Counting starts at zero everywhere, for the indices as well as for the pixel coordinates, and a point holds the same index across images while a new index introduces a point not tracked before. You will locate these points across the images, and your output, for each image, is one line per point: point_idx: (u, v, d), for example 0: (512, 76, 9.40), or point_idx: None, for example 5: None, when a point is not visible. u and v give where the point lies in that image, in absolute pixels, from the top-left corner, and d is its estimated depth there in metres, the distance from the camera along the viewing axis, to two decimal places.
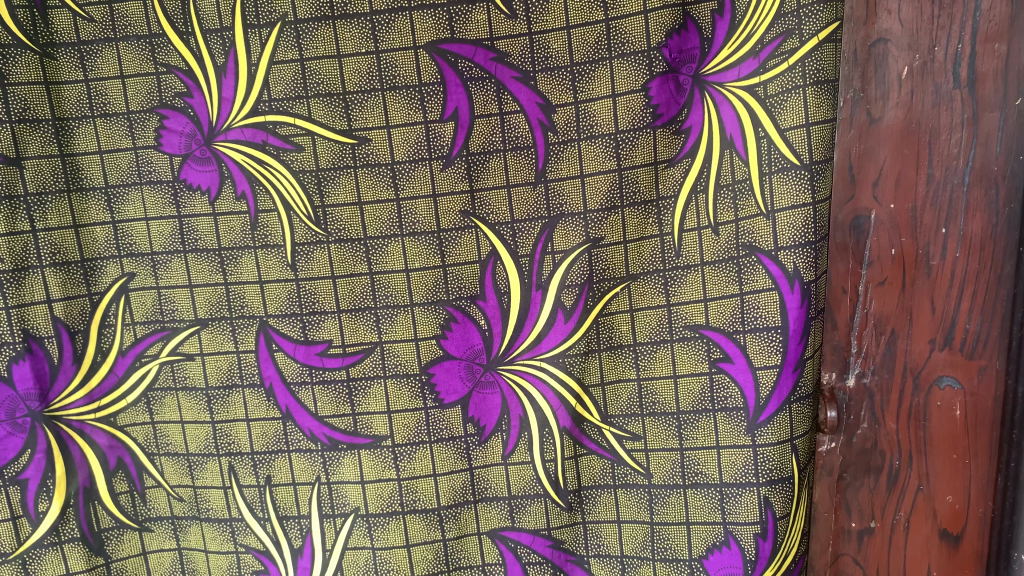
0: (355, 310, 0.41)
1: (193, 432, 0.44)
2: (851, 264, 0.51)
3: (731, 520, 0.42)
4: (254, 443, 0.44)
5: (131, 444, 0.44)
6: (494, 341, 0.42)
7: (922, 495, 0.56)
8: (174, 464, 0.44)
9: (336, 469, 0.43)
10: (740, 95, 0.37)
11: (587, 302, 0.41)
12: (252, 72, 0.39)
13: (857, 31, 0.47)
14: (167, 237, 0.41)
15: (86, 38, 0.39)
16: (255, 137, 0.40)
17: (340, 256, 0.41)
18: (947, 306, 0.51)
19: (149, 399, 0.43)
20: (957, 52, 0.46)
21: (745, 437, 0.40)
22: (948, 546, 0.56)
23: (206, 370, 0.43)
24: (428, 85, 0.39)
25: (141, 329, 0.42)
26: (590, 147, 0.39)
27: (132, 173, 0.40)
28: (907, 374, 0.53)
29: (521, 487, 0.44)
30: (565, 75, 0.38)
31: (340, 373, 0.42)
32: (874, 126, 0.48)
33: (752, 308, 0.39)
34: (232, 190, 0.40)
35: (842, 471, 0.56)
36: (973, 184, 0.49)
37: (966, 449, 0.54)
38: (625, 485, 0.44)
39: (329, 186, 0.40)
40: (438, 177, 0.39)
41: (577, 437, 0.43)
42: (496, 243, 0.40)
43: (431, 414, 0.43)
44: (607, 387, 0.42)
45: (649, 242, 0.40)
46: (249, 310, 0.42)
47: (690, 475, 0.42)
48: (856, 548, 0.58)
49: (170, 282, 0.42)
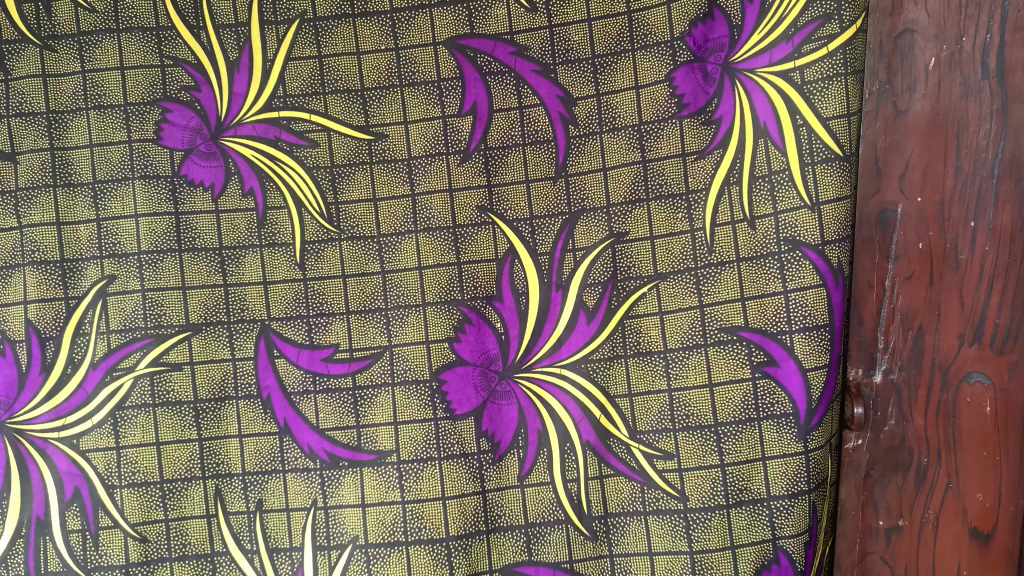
0: (364, 312, 0.39)
1: (173, 453, 0.41)
2: (877, 259, 0.50)
3: (782, 535, 0.39)
4: (245, 463, 0.40)
5: (89, 473, 0.40)
6: (511, 347, 0.38)
7: (952, 494, 0.52)
8: (139, 497, 0.41)
9: (334, 491, 0.40)
10: (774, 82, 0.36)
11: (610, 302, 0.38)
12: (267, 68, 0.39)
13: (883, 22, 0.49)
14: (161, 235, 0.40)
15: (86, 29, 0.40)
16: (268, 132, 0.39)
17: (351, 254, 0.38)
18: (977, 300, 0.50)
19: (117, 420, 0.40)
20: (986, 42, 0.48)
21: (798, 444, 0.38)
22: (978, 547, 0.52)
23: (196, 382, 0.40)
24: (447, 81, 0.38)
25: (117, 339, 0.40)
26: (612, 139, 0.37)
27: (125, 166, 0.40)
28: (934, 370, 0.51)
29: (540, 511, 0.39)
30: (586, 68, 0.37)
31: (345, 381, 0.39)
32: (900, 119, 0.49)
33: (797, 306, 0.37)
34: (239, 186, 0.39)
35: (869, 468, 0.53)
36: (1004, 176, 0.48)
37: (996, 446, 0.51)
38: (656, 512, 0.39)
39: (343, 184, 0.38)
40: (455, 172, 0.38)
41: (602, 453, 0.39)
42: (513, 239, 0.38)
43: (442, 427, 0.39)
44: (635, 399, 0.38)
45: (679, 240, 0.37)
46: (249, 314, 0.39)
47: (735, 494, 0.38)
48: (884, 548, 0.54)
49: (158, 285, 0.40)
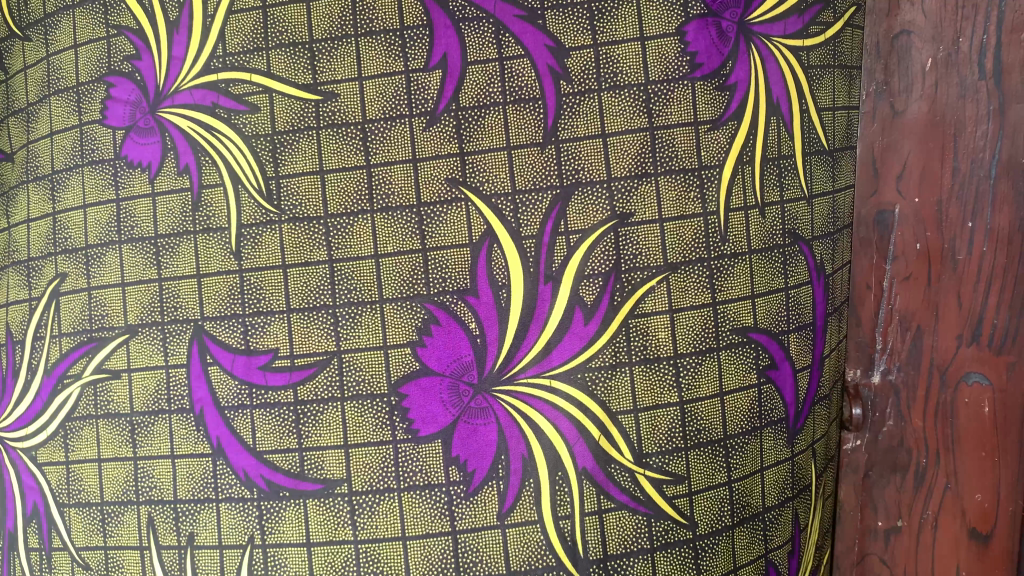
0: (306, 310, 0.33)
1: (111, 474, 0.34)
2: (874, 259, 0.46)
3: (773, 547, 0.36)
4: (178, 489, 0.34)
5: (44, 486, 0.35)
6: (488, 354, 0.33)
7: (950, 496, 0.48)
8: (86, 518, 0.35)
9: (275, 527, 0.34)
10: (786, 54, 0.33)
11: (612, 297, 0.32)
12: (206, 25, 0.33)
13: (879, 22, 0.44)
14: (103, 225, 0.34)
15: (51, 10, 0.35)
16: (205, 99, 0.33)
17: (293, 240, 0.33)
18: (975, 299, 0.45)
19: (67, 433, 0.35)
20: (983, 42, 0.43)
21: (786, 449, 0.35)
22: (977, 548, 0.48)
23: (133, 392, 0.34)
24: (411, 28, 0.32)
25: (66, 343, 0.34)
26: (613, 101, 0.32)
27: (74, 153, 0.34)
28: (932, 372, 0.47)
29: (525, 560, 0.34)
30: (581, 15, 0.32)
31: (286, 395, 0.33)
32: (897, 119, 0.45)
33: (794, 305, 0.34)
34: (174, 163, 0.33)
35: (867, 470, 0.49)
36: (1001, 176, 0.44)
37: (995, 447, 0.46)
38: (663, 547, 0.34)
39: (285, 153, 0.33)
40: (419, 139, 0.32)
41: (601, 483, 0.33)
42: (491, 219, 0.32)
43: (402, 451, 0.33)
44: (640, 416, 0.33)
45: (690, 225, 0.32)
46: (183, 313, 0.33)
47: (739, 511, 0.34)
48: (883, 549, 0.49)
49: (103, 282, 0.34)
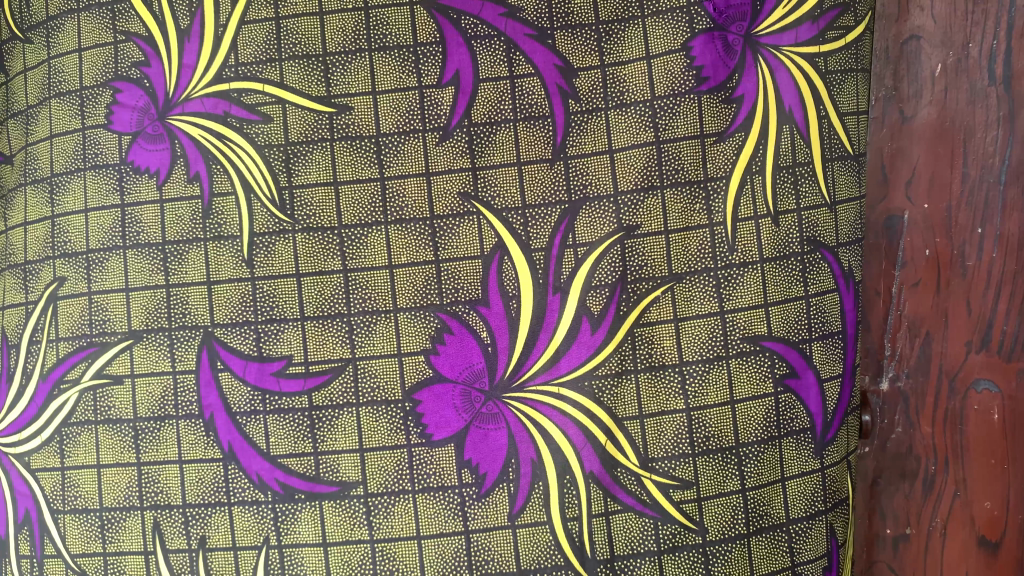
0: (323, 318, 0.34)
1: (111, 478, 0.35)
2: (883, 265, 0.47)
3: (800, 561, 0.35)
4: (187, 493, 0.35)
5: (37, 493, 0.36)
6: (499, 362, 0.34)
7: (959, 502, 0.48)
8: (80, 525, 0.36)
9: (290, 528, 0.35)
10: (799, 63, 0.34)
11: (619, 307, 0.33)
12: (219, 34, 0.34)
13: (889, 28, 0.45)
14: (107, 233, 0.35)
15: (53, 14, 0.36)
16: (216, 107, 0.34)
17: (307, 250, 0.34)
18: (985, 305, 0.46)
19: (62, 438, 0.36)
20: (992, 50, 0.44)
21: (814, 461, 0.35)
22: (985, 554, 0.48)
23: (136, 397, 0.35)
24: (425, 45, 0.34)
25: (64, 348, 0.36)
26: (619, 117, 0.33)
27: (75, 158, 0.35)
28: (941, 378, 0.47)
29: (534, 557, 0.34)
30: (588, 36, 0.33)
31: (301, 401, 0.34)
32: (907, 125, 0.45)
33: (814, 313, 0.34)
34: (184, 171, 0.34)
35: (876, 476, 0.49)
36: (1010, 183, 0.45)
37: (1005, 453, 0.47)
38: (673, 551, 0.34)
39: (299, 165, 0.34)
40: (431, 153, 0.33)
41: (609, 486, 0.34)
42: (501, 230, 0.33)
43: (416, 454, 0.34)
44: (646, 422, 0.34)
45: (696, 236, 0.33)
46: (191, 320, 0.34)
47: (755, 520, 0.35)
48: (891, 556, 0.49)
49: (103, 288, 0.35)
